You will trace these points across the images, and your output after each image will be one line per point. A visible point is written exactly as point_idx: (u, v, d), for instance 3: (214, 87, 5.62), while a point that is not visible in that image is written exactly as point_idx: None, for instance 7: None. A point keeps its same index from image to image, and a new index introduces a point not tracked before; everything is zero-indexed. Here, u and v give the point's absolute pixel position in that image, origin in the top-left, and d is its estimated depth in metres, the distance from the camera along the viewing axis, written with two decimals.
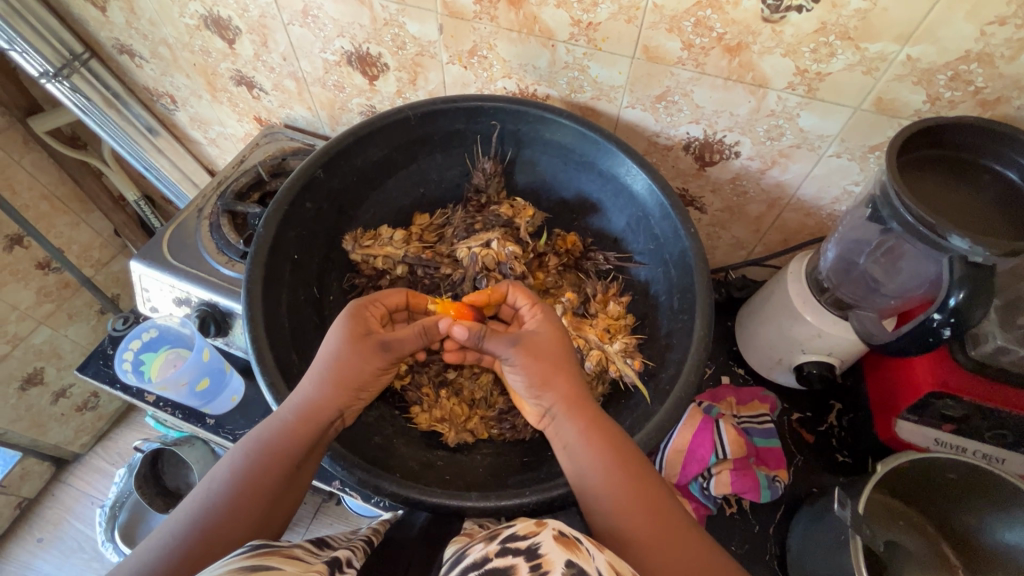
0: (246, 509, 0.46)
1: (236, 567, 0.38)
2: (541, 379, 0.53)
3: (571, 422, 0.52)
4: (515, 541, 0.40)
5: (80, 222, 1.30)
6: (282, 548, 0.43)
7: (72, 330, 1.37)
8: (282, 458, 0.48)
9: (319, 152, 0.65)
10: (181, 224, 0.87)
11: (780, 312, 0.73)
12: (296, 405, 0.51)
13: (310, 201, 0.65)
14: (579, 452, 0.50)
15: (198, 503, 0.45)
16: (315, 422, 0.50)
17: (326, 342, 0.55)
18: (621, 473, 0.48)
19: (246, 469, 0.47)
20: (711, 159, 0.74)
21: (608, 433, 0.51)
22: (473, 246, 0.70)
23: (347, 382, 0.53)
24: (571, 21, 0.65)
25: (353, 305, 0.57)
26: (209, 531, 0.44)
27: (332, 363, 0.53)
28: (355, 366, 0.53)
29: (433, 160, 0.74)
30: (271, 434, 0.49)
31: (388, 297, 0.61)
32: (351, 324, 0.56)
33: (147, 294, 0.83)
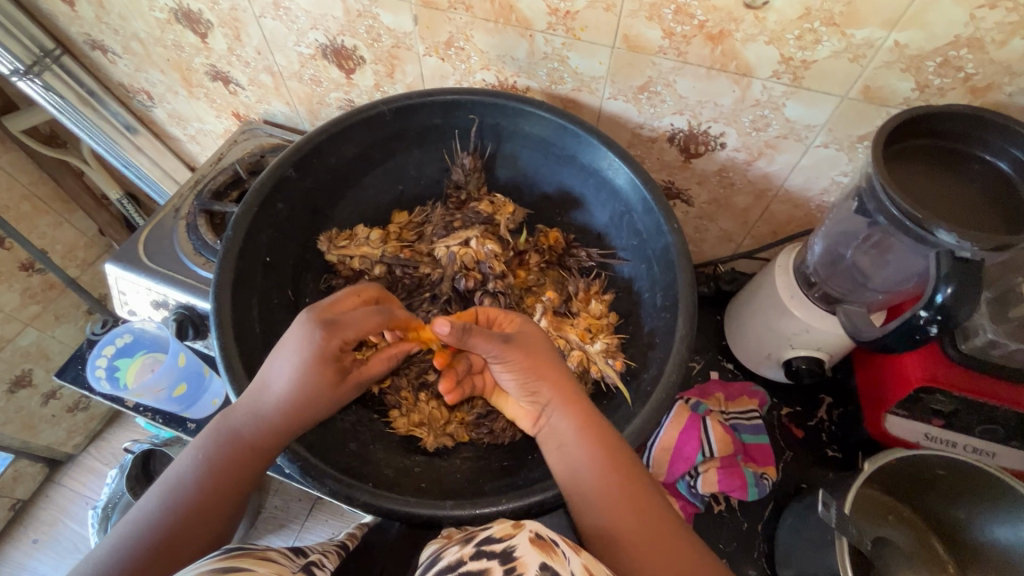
0: (196, 526, 0.44)
1: (206, 570, 0.37)
2: (529, 372, 0.52)
3: (567, 414, 0.51)
4: (490, 544, 0.39)
5: (62, 221, 1.27)
6: (256, 551, 0.43)
7: (59, 332, 1.35)
8: (237, 478, 0.47)
9: (290, 151, 0.63)
10: (157, 224, 0.85)
11: (768, 306, 0.72)
12: (251, 420, 0.48)
13: (282, 201, 0.63)
14: (571, 449, 0.49)
15: (149, 527, 0.43)
16: (270, 445, 0.48)
17: (290, 364, 0.50)
18: (605, 467, 0.47)
19: (197, 487, 0.46)
20: (697, 151, 0.72)
21: (597, 428, 0.50)
22: (451, 244, 0.68)
23: (311, 409, 0.51)
24: (549, 10, 0.62)
25: (324, 327, 0.51)
26: (161, 553, 0.42)
27: (296, 394, 0.49)
28: (318, 400, 0.51)
29: (410, 156, 0.72)
30: (227, 454, 0.47)
31: (357, 323, 0.52)
32: (320, 355, 0.50)
33: (125, 297, 0.82)
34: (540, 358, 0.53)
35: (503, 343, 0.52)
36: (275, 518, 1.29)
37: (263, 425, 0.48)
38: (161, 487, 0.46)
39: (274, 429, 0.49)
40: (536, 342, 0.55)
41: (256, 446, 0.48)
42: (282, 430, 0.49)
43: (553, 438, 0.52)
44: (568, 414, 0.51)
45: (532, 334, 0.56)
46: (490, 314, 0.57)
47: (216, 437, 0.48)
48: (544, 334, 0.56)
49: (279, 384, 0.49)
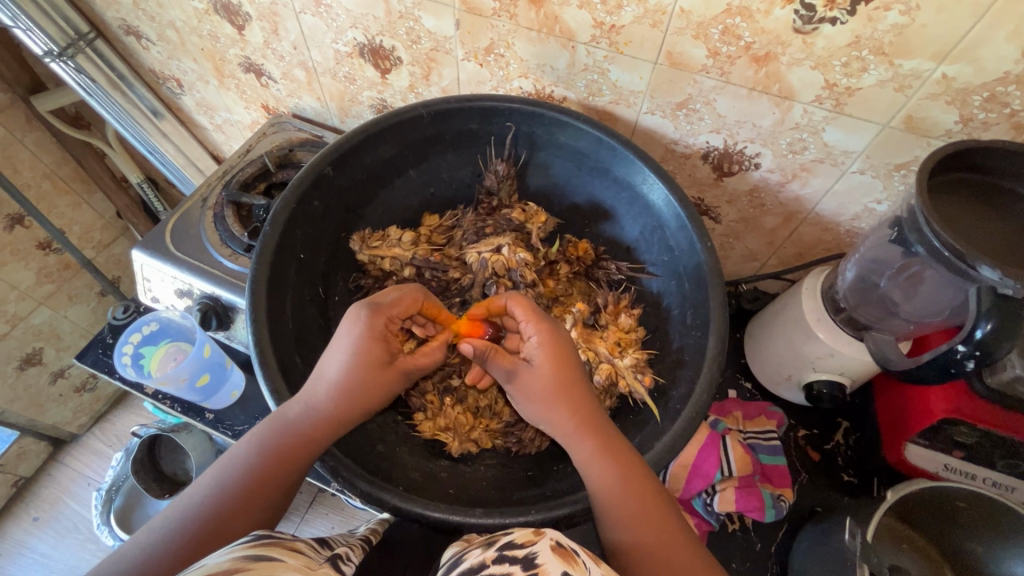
0: (247, 510, 0.45)
1: (238, 556, 0.37)
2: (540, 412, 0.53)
3: (577, 445, 0.50)
4: (513, 549, 0.38)
5: (82, 202, 1.28)
6: (288, 541, 0.43)
7: (72, 311, 1.35)
8: (287, 467, 0.47)
9: (329, 149, 0.63)
10: (185, 213, 0.85)
11: (792, 328, 0.72)
12: (302, 408, 0.49)
13: (318, 199, 0.64)
14: (588, 469, 0.49)
15: (203, 506, 0.44)
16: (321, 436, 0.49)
17: (343, 349, 0.51)
18: (623, 496, 0.47)
19: (249, 471, 0.46)
20: (730, 169, 0.72)
21: (618, 450, 0.49)
22: (483, 251, 0.68)
23: (364, 397, 0.51)
24: (594, 22, 0.62)
25: (373, 313, 0.53)
26: (213, 531, 0.43)
27: (346, 378, 0.50)
28: (369, 389, 0.51)
29: (444, 160, 0.73)
30: (284, 439, 0.48)
31: (398, 307, 0.55)
32: (370, 339, 0.52)
33: (149, 284, 0.82)
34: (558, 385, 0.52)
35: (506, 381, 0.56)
36: None
37: (315, 411, 0.49)
38: (217, 470, 0.47)
39: (323, 415, 0.49)
40: (551, 345, 0.54)
41: (306, 431, 0.48)
42: (334, 418, 0.49)
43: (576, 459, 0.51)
44: (581, 441, 0.50)
45: (549, 341, 0.54)
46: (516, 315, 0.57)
47: (272, 423, 0.48)
48: (563, 338, 0.55)
49: (330, 376, 0.50)
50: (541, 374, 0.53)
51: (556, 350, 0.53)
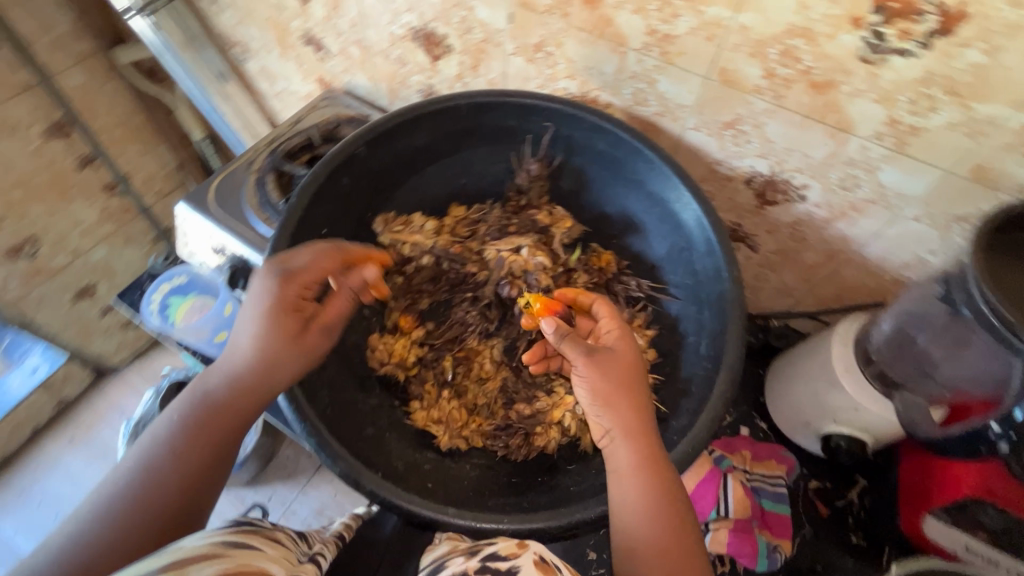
0: (174, 488, 0.46)
1: (218, 540, 0.40)
2: (602, 399, 0.50)
3: (625, 448, 0.48)
4: (495, 561, 0.41)
5: (147, 151, 1.35)
6: (265, 530, 0.46)
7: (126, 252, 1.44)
8: (218, 437, 0.49)
9: (364, 130, 0.63)
10: (229, 174, 0.89)
11: (817, 373, 0.68)
12: (219, 381, 0.50)
13: (347, 177, 0.64)
14: (625, 475, 0.48)
15: (128, 489, 0.45)
16: (243, 403, 0.50)
17: (252, 313, 0.52)
18: (645, 508, 0.46)
19: (171, 450, 0.47)
20: (773, 198, 0.68)
21: (649, 454, 0.48)
22: (502, 249, 0.68)
23: (279, 363, 0.51)
24: (647, 30, 0.60)
25: (272, 271, 0.53)
26: (145, 509, 0.44)
27: (260, 342, 0.51)
28: (285, 342, 0.51)
29: (478, 152, 0.72)
30: (206, 408, 0.49)
31: (311, 271, 0.54)
32: (274, 304, 0.51)
33: (188, 237, 0.86)
34: (619, 379, 0.50)
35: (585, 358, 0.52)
36: (285, 468, 1.35)
37: (232, 373, 0.50)
38: (140, 447, 0.48)
39: (239, 386, 0.50)
40: (625, 346, 0.53)
41: (225, 403, 0.49)
42: (252, 385, 0.50)
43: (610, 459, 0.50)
44: (629, 447, 0.48)
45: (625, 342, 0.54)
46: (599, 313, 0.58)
47: (192, 401, 0.49)
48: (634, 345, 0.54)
49: (241, 345, 0.51)
50: (598, 373, 0.51)
51: (625, 355, 0.53)
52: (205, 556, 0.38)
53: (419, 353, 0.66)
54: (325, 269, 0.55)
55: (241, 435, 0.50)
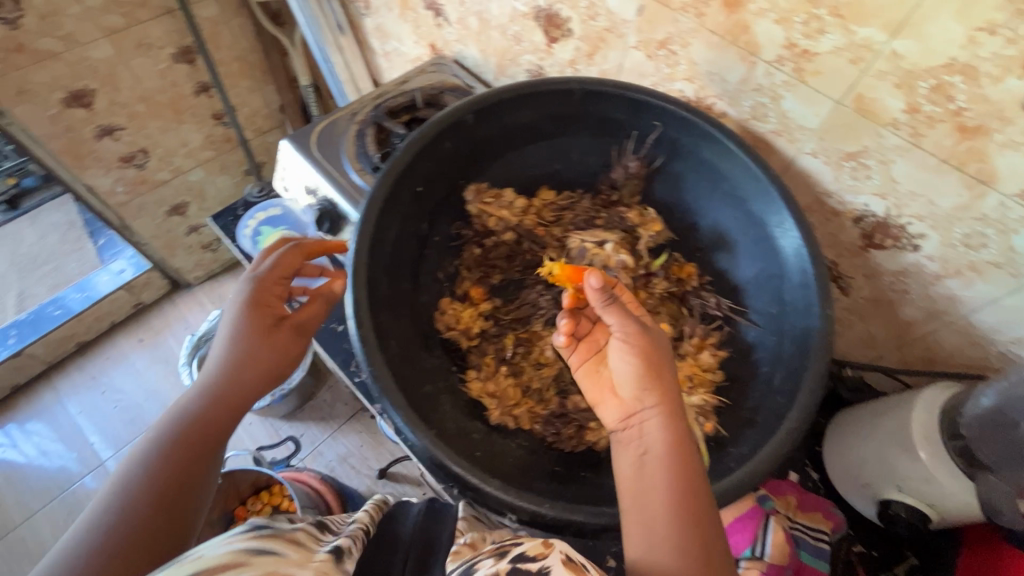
0: (161, 494, 0.46)
1: (240, 549, 0.40)
2: (643, 374, 0.49)
3: (654, 427, 0.47)
4: (525, 561, 0.39)
5: (257, 89, 1.46)
6: (288, 532, 0.46)
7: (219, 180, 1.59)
8: (201, 451, 0.50)
9: (476, 98, 0.64)
10: (333, 121, 0.93)
11: (889, 435, 0.64)
12: (198, 397, 0.53)
13: (451, 141, 0.65)
14: (654, 457, 0.46)
15: (112, 508, 0.44)
16: (223, 413, 0.53)
17: (225, 330, 0.58)
18: (676, 493, 0.44)
19: (151, 467, 0.47)
20: (881, 242, 0.64)
21: (681, 435, 0.47)
22: (587, 240, 0.68)
23: (264, 367, 0.57)
24: (786, 42, 0.57)
25: (248, 278, 0.61)
26: (139, 517, 0.44)
27: (244, 351, 0.57)
28: (276, 342, 0.59)
29: (579, 140, 0.71)
30: (198, 414, 0.52)
31: (279, 268, 0.62)
32: (249, 313, 0.59)
33: (285, 174, 0.90)
34: (660, 357, 0.50)
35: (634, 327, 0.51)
36: None
37: (229, 375, 0.55)
38: (119, 476, 0.47)
39: (220, 398, 0.54)
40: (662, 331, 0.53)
41: (208, 417, 0.52)
42: (234, 398, 0.54)
43: (641, 441, 0.47)
44: (659, 427, 0.47)
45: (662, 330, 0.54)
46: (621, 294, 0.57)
47: (169, 419, 0.51)
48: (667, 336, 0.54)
49: (220, 356, 0.56)
50: (640, 349, 0.50)
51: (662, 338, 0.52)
52: (226, 565, 0.39)
53: (483, 326, 0.67)
54: (294, 264, 0.63)
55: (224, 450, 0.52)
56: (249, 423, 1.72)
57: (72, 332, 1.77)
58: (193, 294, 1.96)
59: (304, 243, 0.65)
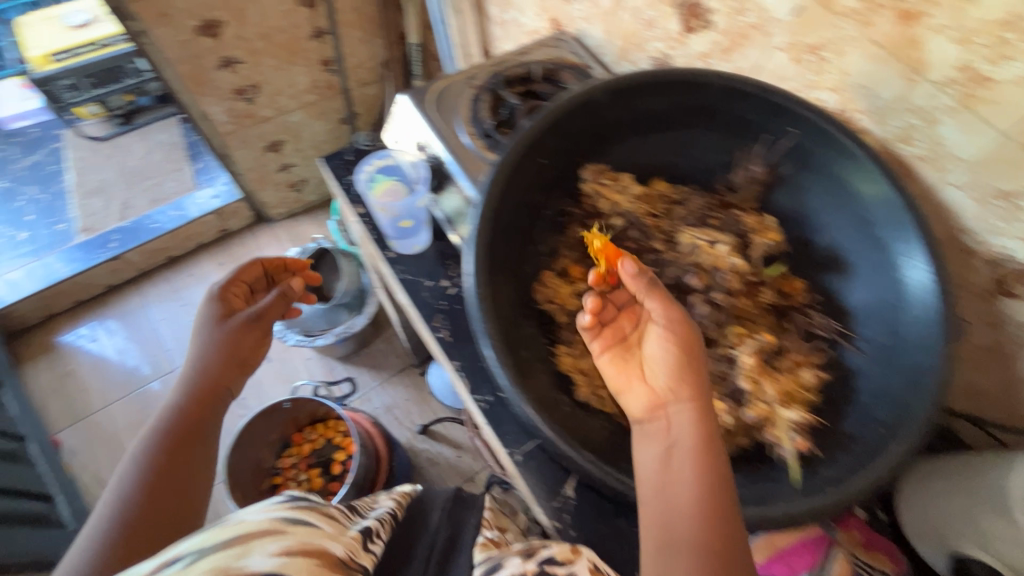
0: (158, 472, 0.64)
1: (275, 518, 0.51)
2: (676, 364, 0.52)
3: (677, 411, 0.51)
4: (553, 566, 0.55)
5: (367, 40, 1.57)
6: (320, 508, 0.58)
7: (315, 124, 1.76)
8: (187, 432, 0.68)
9: (613, 79, 0.64)
10: (451, 83, 0.95)
11: (984, 489, 0.61)
12: (173, 399, 0.72)
13: (580, 119, 0.66)
14: (681, 443, 0.49)
15: (127, 486, 0.62)
16: (201, 406, 0.71)
17: (199, 336, 0.77)
18: (705, 476, 0.48)
19: (147, 454, 0.65)
20: (1016, 291, 0.60)
21: (707, 427, 0.50)
22: (699, 239, 0.66)
23: (234, 356, 0.76)
24: (959, 64, 0.54)
25: (208, 298, 0.81)
26: (146, 488, 0.62)
27: (205, 347, 0.76)
28: (240, 337, 0.78)
29: (703, 136, 0.71)
30: (182, 408, 0.70)
31: (236, 283, 0.85)
32: (212, 318, 0.79)
33: (398, 126, 0.95)
34: (688, 347, 0.53)
35: (669, 318, 0.55)
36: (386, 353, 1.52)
37: (202, 371, 0.73)
38: (128, 464, 0.65)
39: (194, 388, 0.72)
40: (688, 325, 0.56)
41: (186, 411, 0.70)
42: (210, 388, 0.72)
43: (669, 434, 0.51)
44: (682, 411, 0.51)
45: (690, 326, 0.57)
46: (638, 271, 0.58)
47: (160, 420, 0.69)
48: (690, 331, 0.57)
49: (194, 352, 0.76)
50: (671, 342, 0.53)
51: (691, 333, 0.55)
52: (269, 529, 0.49)
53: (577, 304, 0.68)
54: (249, 275, 0.88)
55: (204, 423, 0.70)
56: (308, 358, 1.83)
57: (165, 246, 1.92)
58: (274, 228, 2.07)
59: (266, 263, 0.91)
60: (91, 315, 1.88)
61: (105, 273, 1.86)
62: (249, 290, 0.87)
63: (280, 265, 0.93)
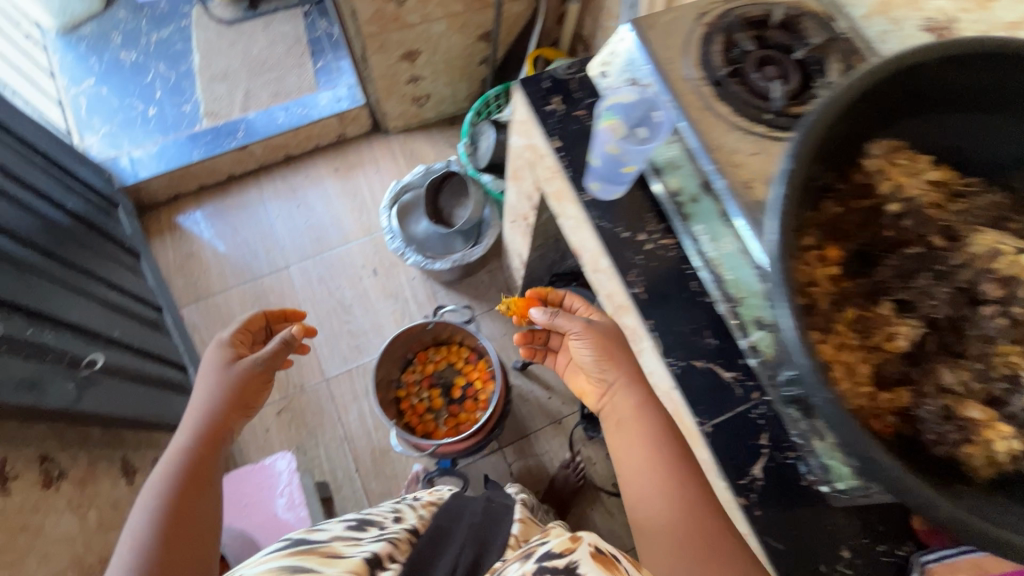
0: (169, 513, 0.78)
1: (274, 567, 0.58)
2: (607, 359, 0.87)
3: (636, 407, 0.83)
4: (554, 559, 0.57)
5: None
6: (323, 546, 0.64)
7: (454, 38, 1.70)
8: (194, 473, 0.83)
9: (944, 44, 0.56)
10: (677, 15, 0.86)
11: None
12: (174, 450, 0.86)
13: (892, 87, 0.58)
14: (632, 449, 0.80)
15: (144, 525, 0.77)
16: (206, 453, 0.86)
17: (202, 388, 0.92)
18: (653, 474, 0.77)
19: (160, 496, 0.80)
20: None
21: (645, 399, 0.84)
22: (998, 244, 0.59)
23: (237, 409, 0.91)
24: None
25: (216, 346, 0.98)
26: (164, 525, 0.77)
27: (210, 400, 0.90)
28: (247, 380, 0.93)
29: (1009, 126, 0.62)
30: (188, 455, 0.84)
31: (239, 335, 1.01)
32: (215, 370, 0.94)
33: (611, 58, 0.87)
34: (611, 350, 0.87)
35: (581, 326, 0.89)
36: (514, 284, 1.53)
37: (208, 416, 0.89)
38: (141, 507, 0.79)
39: (196, 437, 0.87)
40: (608, 332, 0.89)
41: (188, 459, 0.84)
42: (210, 437, 0.88)
43: (617, 416, 0.85)
44: (637, 402, 0.83)
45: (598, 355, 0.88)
46: (577, 300, 1.08)
47: (164, 466, 0.84)
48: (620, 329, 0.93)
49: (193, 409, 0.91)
50: (591, 344, 0.88)
51: (609, 334, 0.89)
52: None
53: (835, 292, 0.63)
54: (258, 322, 1.05)
55: (208, 463, 0.85)
56: (413, 277, 1.85)
57: (286, 143, 1.93)
58: (390, 141, 2.04)
59: (268, 313, 1.09)
60: (212, 200, 1.94)
61: (230, 162, 1.90)
62: (251, 338, 1.04)
63: (281, 315, 1.10)
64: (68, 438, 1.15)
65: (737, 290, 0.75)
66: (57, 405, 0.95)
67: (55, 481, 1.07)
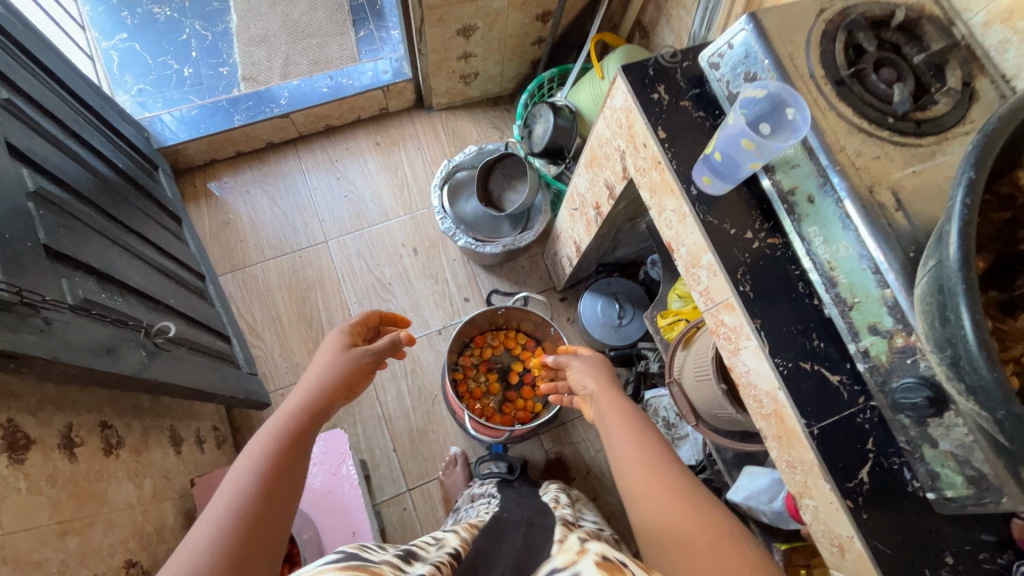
0: (273, 470, 0.68)
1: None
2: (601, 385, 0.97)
3: (618, 420, 0.87)
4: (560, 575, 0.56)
5: None
6: (373, 565, 0.57)
7: (511, 16, 1.65)
8: (302, 440, 0.75)
9: None
10: (799, 9, 0.85)
11: None
12: (282, 411, 0.79)
13: None
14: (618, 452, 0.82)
15: (246, 476, 0.66)
16: (313, 422, 0.79)
17: (317, 365, 0.89)
18: (641, 474, 0.76)
19: (264, 451, 0.70)
20: None
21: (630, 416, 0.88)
22: None
23: (343, 388, 0.87)
24: None
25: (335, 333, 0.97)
26: (265, 481, 0.67)
27: (324, 374, 0.87)
28: (357, 366, 0.91)
29: None
30: (297, 419, 0.77)
31: (357, 324, 1.02)
32: (334, 351, 0.93)
33: (726, 51, 0.86)
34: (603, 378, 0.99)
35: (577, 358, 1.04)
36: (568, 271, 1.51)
37: (322, 388, 0.84)
38: (244, 458, 0.70)
39: (305, 403, 0.80)
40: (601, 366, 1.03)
41: (297, 423, 0.77)
42: (317, 408, 0.81)
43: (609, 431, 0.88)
44: (619, 417, 0.88)
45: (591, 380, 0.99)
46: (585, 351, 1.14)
47: (269, 425, 0.75)
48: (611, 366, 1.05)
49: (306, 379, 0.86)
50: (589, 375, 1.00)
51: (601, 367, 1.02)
52: None
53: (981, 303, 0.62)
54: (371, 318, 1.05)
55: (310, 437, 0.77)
56: (453, 259, 1.83)
57: (328, 113, 1.88)
58: (432, 118, 2.00)
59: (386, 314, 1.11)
60: (249, 168, 1.90)
61: (269, 129, 1.84)
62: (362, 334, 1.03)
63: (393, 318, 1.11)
64: (124, 405, 1.13)
65: (852, 293, 0.75)
66: (130, 372, 0.93)
67: (115, 448, 1.05)
